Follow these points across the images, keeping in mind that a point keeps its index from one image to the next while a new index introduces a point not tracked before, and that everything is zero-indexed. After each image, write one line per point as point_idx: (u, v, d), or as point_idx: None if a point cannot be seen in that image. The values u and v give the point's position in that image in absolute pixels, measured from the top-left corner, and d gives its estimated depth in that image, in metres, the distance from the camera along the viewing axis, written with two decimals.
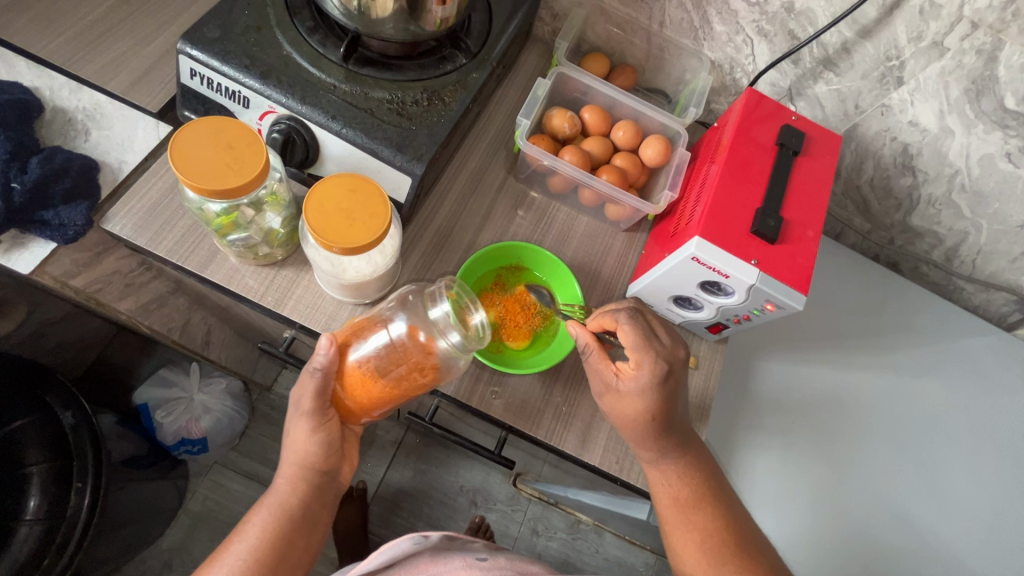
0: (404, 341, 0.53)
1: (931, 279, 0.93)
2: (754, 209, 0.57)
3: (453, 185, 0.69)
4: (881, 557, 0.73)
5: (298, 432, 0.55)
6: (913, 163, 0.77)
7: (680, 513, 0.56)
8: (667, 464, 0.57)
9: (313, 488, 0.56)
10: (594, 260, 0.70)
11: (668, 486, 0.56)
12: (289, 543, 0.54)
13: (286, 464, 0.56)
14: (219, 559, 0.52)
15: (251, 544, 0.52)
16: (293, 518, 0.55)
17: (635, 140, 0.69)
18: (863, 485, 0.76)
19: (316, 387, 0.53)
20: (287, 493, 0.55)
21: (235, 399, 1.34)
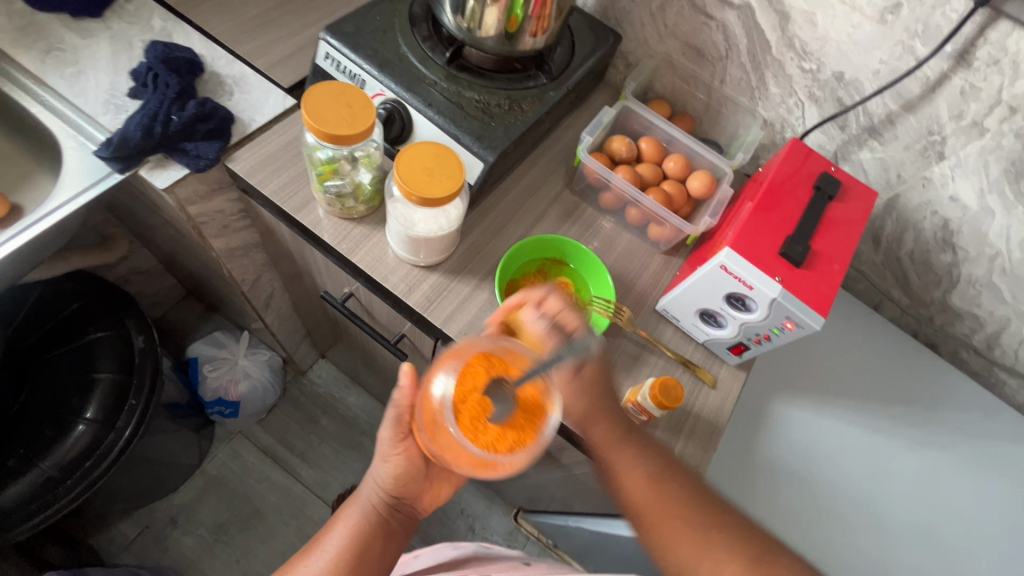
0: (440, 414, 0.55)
1: (971, 366, 0.93)
2: (784, 236, 0.61)
3: (516, 187, 0.78)
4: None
5: (386, 455, 0.66)
6: (953, 240, 0.81)
7: (664, 509, 0.57)
8: (612, 459, 0.60)
9: (391, 504, 0.67)
10: (631, 273, 0.76)
11: (636, 481, 0.58)
12: (367, 552, 0.63)
13: (374, 482, 0.67)
14: (314, 552, 0.62)
15: (338, 544, 0.62)
16: (375, 528, 0.65)
17: (684, 172, 0.76)
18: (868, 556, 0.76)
19: (393, 416, 0.64)
20: (372, 503, 0.66)
21: (273, 372, 1.42)
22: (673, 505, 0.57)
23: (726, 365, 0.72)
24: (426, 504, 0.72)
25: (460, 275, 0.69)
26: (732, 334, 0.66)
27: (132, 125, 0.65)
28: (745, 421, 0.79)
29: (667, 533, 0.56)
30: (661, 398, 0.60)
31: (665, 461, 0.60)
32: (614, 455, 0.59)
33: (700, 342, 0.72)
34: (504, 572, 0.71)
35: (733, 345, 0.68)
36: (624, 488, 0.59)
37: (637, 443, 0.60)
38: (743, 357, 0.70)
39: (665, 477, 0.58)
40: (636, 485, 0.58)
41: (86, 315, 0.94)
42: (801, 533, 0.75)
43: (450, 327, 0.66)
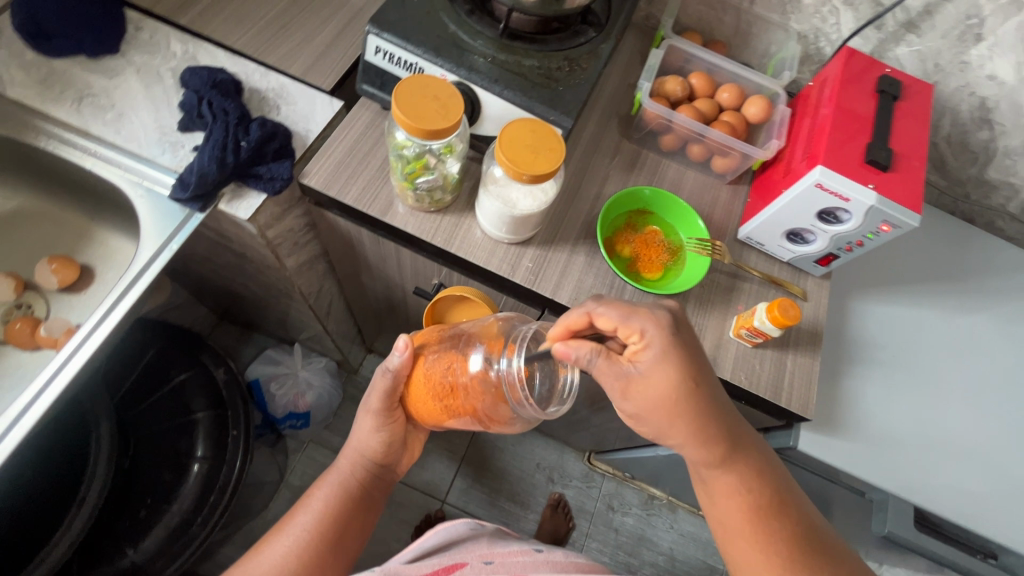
0: (475, 378, 0.57)
1: (1007, 232, 1.00)
2: (865, 144, 0.64)
3: (577, 147, 0.79)
4: (1007, 479, 0.77)
5: (364, 426, 0.71)
6: (990, 117, 0.85)
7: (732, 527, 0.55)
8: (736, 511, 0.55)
9: (367, 473, 0.73)
10: (705, 209, 0.78)
11: (732, 503, 0.55)
12: (345, 518, 0.69)
13: (350, 451, 0.73)
14: (289, 523, 0.67)
15: (317, 514, 0.68)
16: (352, 495, 0.71)
17: (738, 101, 0.78)
18: (984, 433, 0.80)
19: (386, 383, 0.65)
20: (348, 472, 0.72)
21: (332, 377, 1.43)
22: (762, 531, 0.54)
23: (811, 277, 0.77)
24: (400, 471, 0.79)
25: (554, 243, 0.71)
26: (821, 247, 0.70)
27: (205, 158, 0.64)
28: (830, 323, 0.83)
29: (741, 552, 0.55)
30: (781, 316, 0.63)
31: (773, 493, 0.56)
32: (716, 473, 0.56)
33: (785, 261, 0.75)
34: (515, 558, 0.69)
35: (821, 257, 0.72)
36: (715, 499, 0.56)
37: (750, 463, 0.56)
38: (829, 266, 0.74)
39: (769, 511, 0.55)
40: (731, 508, 0.55)
41: (165, 360, 0.95)
42: (915, 418, 0.79)
43: (560, 295, 0.68)
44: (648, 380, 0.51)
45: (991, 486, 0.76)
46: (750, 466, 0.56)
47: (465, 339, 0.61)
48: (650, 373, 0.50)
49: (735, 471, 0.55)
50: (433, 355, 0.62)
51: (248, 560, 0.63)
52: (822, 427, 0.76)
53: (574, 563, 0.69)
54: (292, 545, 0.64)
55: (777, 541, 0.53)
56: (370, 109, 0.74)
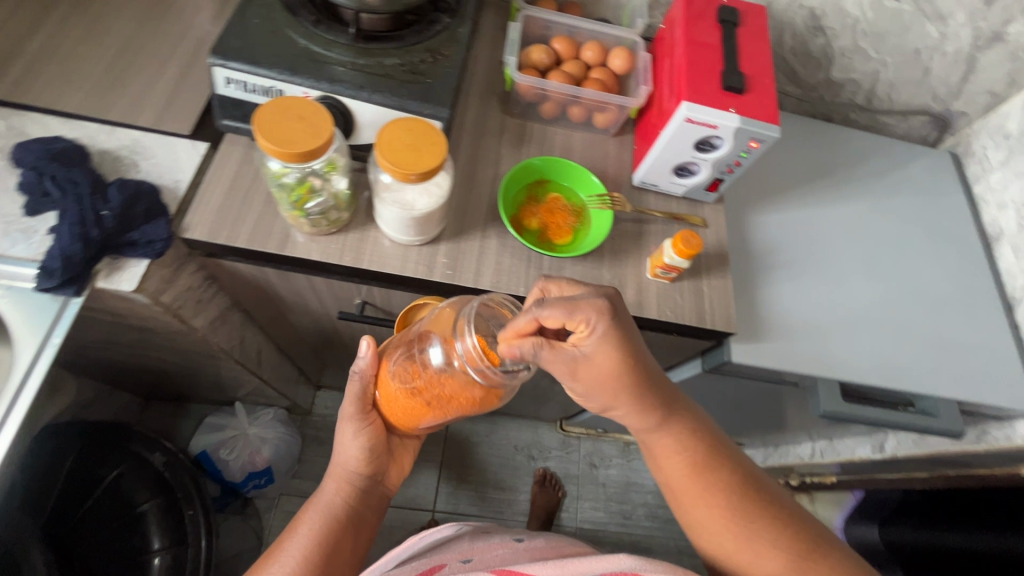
0: (441, 368, 0.56)
1: (861, 122, 1.12)
2: (719, 72, 0.69)
3: (464, 134, 0.79)
4: (905, 335, 0.88)
5: (346, 438, 0.70)
6: (821, 23, 0.93)
7: (681, 485, 0.61)
8: (688, 475, 0.61)
9: (355, 489, 0.72)
10: (599, 165, 0.82)
11: (674, 463, 0.61)
12: (338, 538, 0.67)
13: (336, 469, 0.72)
14: (280, 552, 0.64)
15: (309, 537, 0.65)
16: (343, 515, 0.69)
17: (603, 56, 0.81)
18: (880, 300, 0.90)
19: (356, 389, 0.68)
20: (336, 492, 0.71)
21: (285, 425, 1.37)
22: (705, 484, 0.60)
23: (707, 205, 0.82)
24: (391, 485, 0.78)
25: (464, 233, 0.71)
26: (706, 175, 0.75)
27: (66, 240, 0.58)
28: (736, 240, 0.89)
29: (692, 506, 0.61)
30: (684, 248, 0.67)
31: (710, 448, 0.62)
32: (662, 437, 0.61)
33: (680, 196, 0.80)
34: (494, 552, 0.71)
35: (709, 184, 0.77)
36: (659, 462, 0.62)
37: (681, 425, 0.61)
38: (718, 191, 0.79)
39: (711, 461, 0.61)
40: (680, 473, 0.61)
41: (90, 460, 0.87)
42: (824, 305, 0.87)
43: (483, 281, 0.69)
44: (595, 362, 0.53)
45: (896, 345, 0.87)
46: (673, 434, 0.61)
47: (422, 335, 0.60)
48: (594, 355, 0.52)
49: (674, 434, 0.61)
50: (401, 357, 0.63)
51: None
52: (749, 336, 0.82)
53: (555, 549, 0.71)
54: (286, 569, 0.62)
55: (723, 494, 0.59)
56: (239, 143, 0.70)
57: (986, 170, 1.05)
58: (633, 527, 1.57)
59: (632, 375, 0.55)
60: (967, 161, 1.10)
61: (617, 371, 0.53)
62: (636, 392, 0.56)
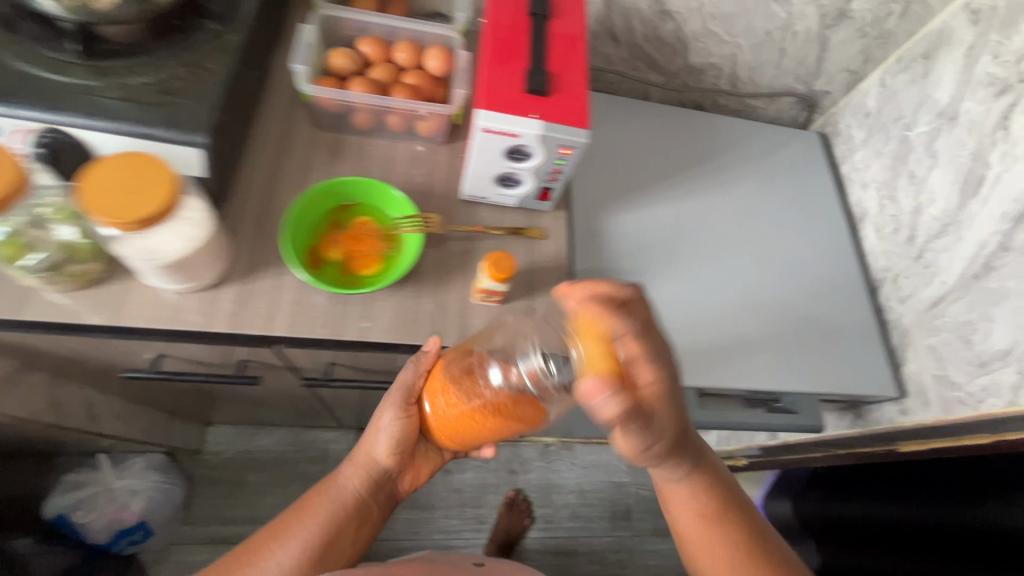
0: (510, 388, 0.55)
1: (730, 107, 1.09)
2: (523, 72, 0.62)
3: (263, 154, 0.70)
4: (761, 332, 0.87)
5: (386, 429, 0.65)
6: (666, 8, 0.88)
7: (699, 536, 0.61)
8: (699, 525, 0.61)
9: (372, 483, 0.68)
10: (424, 179, 0.74)
11: (689, 512, 0.62)
12: (339, 534, 0.64)
13: (362, 455, 0.68)
14: (285, 538, 0.62)
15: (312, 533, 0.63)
16: (351, 510, 0.66)
17: (417, 57, 0.73)
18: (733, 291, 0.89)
19: (405, 380, 0.64)
20: (354, 484, 0.67)
21: (163, 472, 1.26)
22: (718, 539, 0.60)
23: (546, 214, 0.76)
24: (407, 486, 0.74)
25: (256, 272, 0.63)
26: (532, 185, 0.68)
27: None
28: (587, 247, 0.84)
29: (709, 557, 0.61)
30: (495, 271, 0.61)
31: (722, 494, 0.62)
32: (666, 485, 0.62)
33: (513, 206, 0.74)
34: None
35: (538, 194, 0.70)
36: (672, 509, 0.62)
37: (702, 479, 0.61)
38: (553, 199, 0.73)
39: (724, 512, 0.61)
40: (685, 521, 0.61)
41: None
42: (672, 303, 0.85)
43: (277, 326, 0.61)
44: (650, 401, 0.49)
45: (751, 343, 0.86)
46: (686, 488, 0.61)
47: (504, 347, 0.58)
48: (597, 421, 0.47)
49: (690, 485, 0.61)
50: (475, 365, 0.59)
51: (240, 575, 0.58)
52: None
53: None
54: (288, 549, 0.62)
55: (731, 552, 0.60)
56: None
57: (851, 150, 1.04)
58: (555, 529, 1.54)
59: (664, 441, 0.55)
60: (834, 140, 1.08)
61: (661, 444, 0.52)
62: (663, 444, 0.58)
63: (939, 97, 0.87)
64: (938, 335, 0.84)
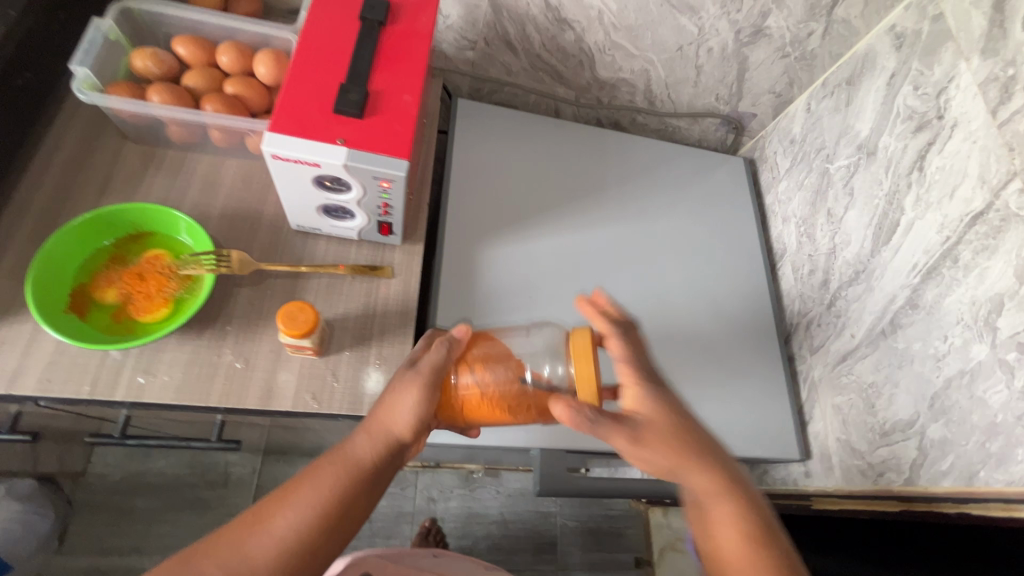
0: (539, 388, 0.49)
1: (651, 126, 1.00)
2: (337, 88, 0.52)
3: (51, 169, 0.59)
4: None
5: (400, 403, 0.47)
6: (562, 16, 0.79)
7: (724, 557, 0.45)
8: (727, 553, 0.45)
9: (397, 450, 0.48)
10: (253, 203, 0.64)
11: (725, 528, 0.45)
12: (340, 522, 0.45)
13: (375, 423, 0.47)
14: (271, 523, 0.43)
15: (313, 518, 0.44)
16: (349, 501, 0.45)
17: (245, 61, 0.62)
18: None
19: (435, 360, 0.48)
20: (370, 453, 0.47)
21: (28, 500, 1.03)
22: (767, 559, 0.44)
23: (398, 248, 0.66)
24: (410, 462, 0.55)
25: (11, 314, 0.52)
26: (365, 219, 0.59)
27: None
28: (456, 285, 0.74)
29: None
30: (293, 329, 0.51)
31: (760, 513, 0.47)
32: (710, 497, 0.47)
33: (356, 239, 0.64)
34: None
35: (376, 228, 0.61)
36: (698, 529, 0.47)
37: (731, 482, 0.47)
38: (400, 233, 0.63)
39: (755, 535, 0.45)
40: (724, 536, 0.45)
41: None
42: None
43: (23, 384, 0.50)
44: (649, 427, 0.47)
45: None
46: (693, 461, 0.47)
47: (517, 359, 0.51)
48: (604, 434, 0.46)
49: (718, 495, 0.47)
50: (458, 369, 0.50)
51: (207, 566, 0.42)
52: None
53: None
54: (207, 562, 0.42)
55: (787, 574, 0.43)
56: None
57: (775, 179, 0.95)
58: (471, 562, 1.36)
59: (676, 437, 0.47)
60: (761, 168, 0.99)
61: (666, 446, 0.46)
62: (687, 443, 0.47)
63: (858, 128, 0.78)
64: (843, 394, 0.76)
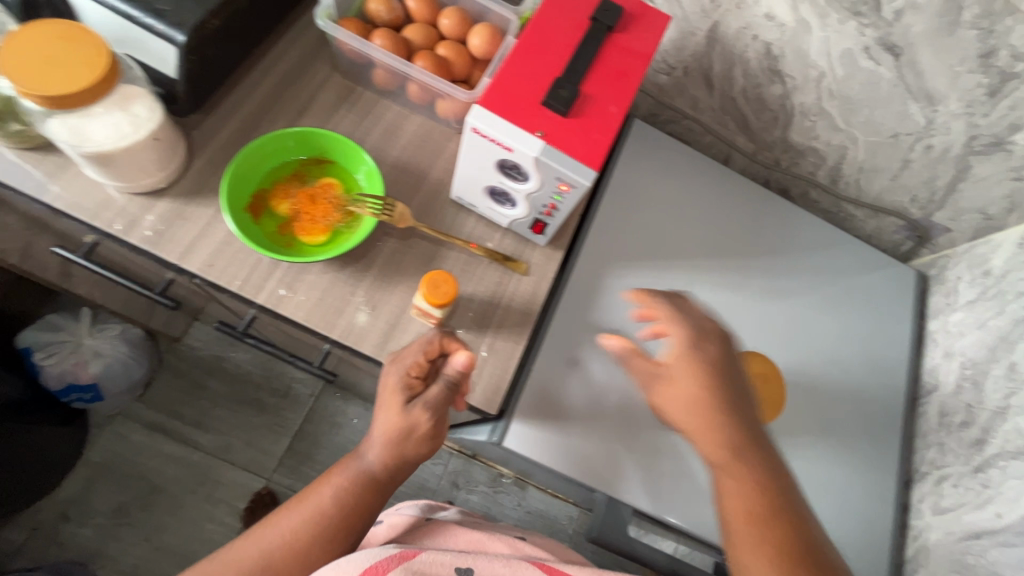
0: None
1: (821, 205, 0.92)
2: (549, 81, 0.51)
3: (267, 78, 0.64)
4: None
5: (387, 416, 0.52)
6: (778, 67, 0.73)
7: (741, 513, 0.48)
8: (736, 522, 0.48)
9: (410, 457, 0.53)
10: (422, 162, 0.66)
11: (735, 502, 0.49)
12: (353, 514, 0.52)
13: (382, 433, 0.52)
14: (306, 502, 0.52)
15: (329, 509, 0.51)
16: (359, 505, 0.52)
17: (462, 29, 0.64)
18: None
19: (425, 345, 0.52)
20: (384, 460, 0.52)
21: (134, 347, 1.19)
22: (771, 527, 0.47)
23: (539, 248, 0.65)
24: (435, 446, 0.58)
25: (198, 196, 0.57)
26: (524, 211, 0.58)
27: None
28: (574, 299, 0.71)
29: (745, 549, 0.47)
30: (432, 297, 0.52)
31: (770, 493, 0.49)
32: (730, 467, 0.50)
33: (505, 227, 0.64)
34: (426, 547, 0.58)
35: (531, 223, 0.60)
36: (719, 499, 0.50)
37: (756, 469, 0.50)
38: (549, 235, 0.62)
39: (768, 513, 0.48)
40: (734, 504, 0.49)
41: None
42: None
43: (190, 262, 0.55)
44: (676, 384, 0.53)
45: None
46: (694, 388, 0.52)
47: None
48: (676, 373, 0.53)
49: (739, 472, 0.50)
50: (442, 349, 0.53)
51: (260, 534, 0.51)
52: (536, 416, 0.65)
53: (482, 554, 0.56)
54: (279, 559, 0.50)
55: (786, 544, 0.46)
56: None
57: (950, 306, 0.83)
58: None
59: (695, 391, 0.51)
60: (934, 288, 0.87)
61: (704, 383, 0.52)
62: (715, 392, 0.51)
63: None
64: None
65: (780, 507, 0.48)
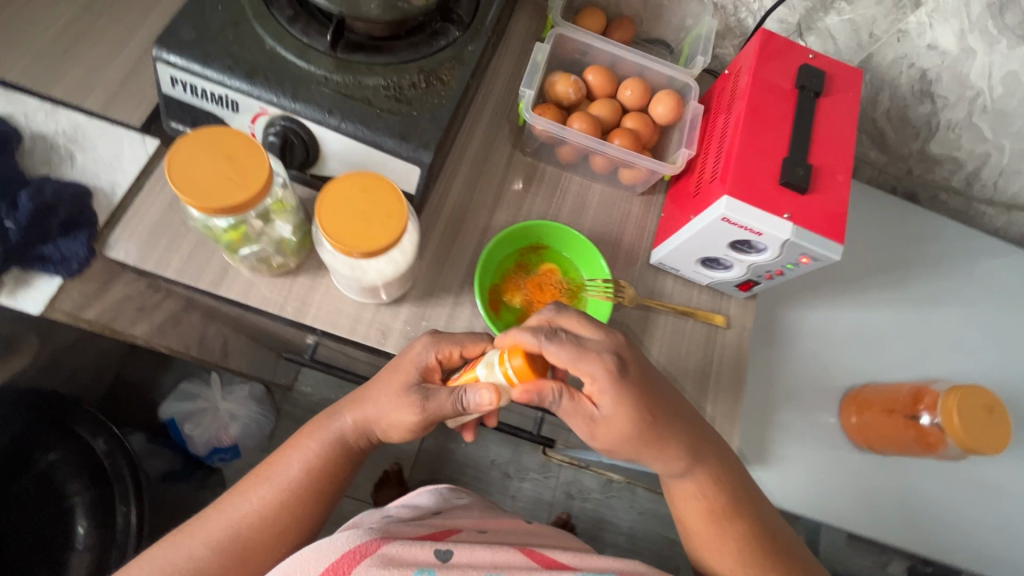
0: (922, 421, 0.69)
1: (951, 206, 0.93)
2: (781, 160, 0.54)
3: (460, 167, 0.66)
4: (939, 489, 0.74)
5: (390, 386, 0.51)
6: (931, 89, 0.74)
7: (700, 511, 0.53)
8: (699, 525, 0.53)
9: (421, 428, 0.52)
10: (614, 230, 0.68)
11: (693, 506, 0.53)
12: (323, 483, 0.52)
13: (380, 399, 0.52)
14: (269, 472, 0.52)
15: (293, 477, 0.51)
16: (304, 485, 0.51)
17: (644, 99, 0.66)
18: None
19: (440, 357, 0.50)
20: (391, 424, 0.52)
21: (261, 402, 1.17)
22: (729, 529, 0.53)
23: (734, 299, 0.68)
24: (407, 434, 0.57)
25: (433, 297, 0.60)
26: (740, 275, 0.61)
27: None
28: (756, 340, 0.76)
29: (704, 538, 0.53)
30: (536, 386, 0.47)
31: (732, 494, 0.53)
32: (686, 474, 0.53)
33: (704, 285, 0.67)
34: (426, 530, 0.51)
35: (740, 283, 0.63)
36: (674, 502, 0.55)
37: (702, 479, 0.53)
38: (752, 290, 0.65)
39: (732, 510, 0.53)
40: (693, 506, 0.53)
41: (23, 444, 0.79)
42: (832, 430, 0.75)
43: None
44: (609, 423, 0.47)
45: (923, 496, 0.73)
46: (677, 451, 0.50)
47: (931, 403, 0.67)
48: (611, 416, 0.47)
49: (698, 480, 0.52)
50: (592, 392, 0.47)
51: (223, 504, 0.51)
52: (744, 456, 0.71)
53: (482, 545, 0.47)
54: (250, 534, 0.49)
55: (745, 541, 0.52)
56: None
57: None
58: None
59: (644, 427, 0.47)
60: None
61: (642, 425, 0.47)
62: (651, 430, 0.48)
63: None
64: None
65: (730, 504, 0.53)
